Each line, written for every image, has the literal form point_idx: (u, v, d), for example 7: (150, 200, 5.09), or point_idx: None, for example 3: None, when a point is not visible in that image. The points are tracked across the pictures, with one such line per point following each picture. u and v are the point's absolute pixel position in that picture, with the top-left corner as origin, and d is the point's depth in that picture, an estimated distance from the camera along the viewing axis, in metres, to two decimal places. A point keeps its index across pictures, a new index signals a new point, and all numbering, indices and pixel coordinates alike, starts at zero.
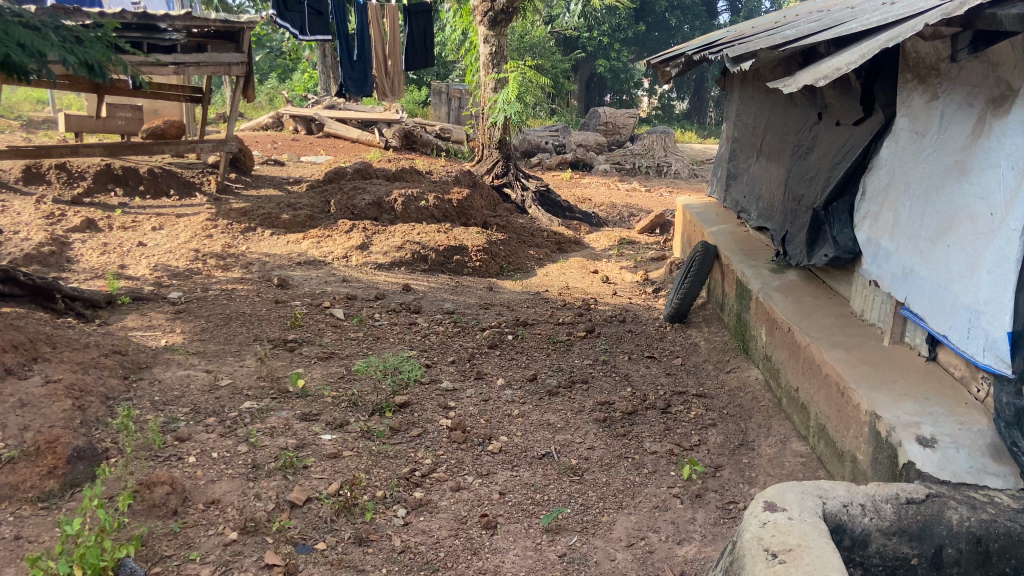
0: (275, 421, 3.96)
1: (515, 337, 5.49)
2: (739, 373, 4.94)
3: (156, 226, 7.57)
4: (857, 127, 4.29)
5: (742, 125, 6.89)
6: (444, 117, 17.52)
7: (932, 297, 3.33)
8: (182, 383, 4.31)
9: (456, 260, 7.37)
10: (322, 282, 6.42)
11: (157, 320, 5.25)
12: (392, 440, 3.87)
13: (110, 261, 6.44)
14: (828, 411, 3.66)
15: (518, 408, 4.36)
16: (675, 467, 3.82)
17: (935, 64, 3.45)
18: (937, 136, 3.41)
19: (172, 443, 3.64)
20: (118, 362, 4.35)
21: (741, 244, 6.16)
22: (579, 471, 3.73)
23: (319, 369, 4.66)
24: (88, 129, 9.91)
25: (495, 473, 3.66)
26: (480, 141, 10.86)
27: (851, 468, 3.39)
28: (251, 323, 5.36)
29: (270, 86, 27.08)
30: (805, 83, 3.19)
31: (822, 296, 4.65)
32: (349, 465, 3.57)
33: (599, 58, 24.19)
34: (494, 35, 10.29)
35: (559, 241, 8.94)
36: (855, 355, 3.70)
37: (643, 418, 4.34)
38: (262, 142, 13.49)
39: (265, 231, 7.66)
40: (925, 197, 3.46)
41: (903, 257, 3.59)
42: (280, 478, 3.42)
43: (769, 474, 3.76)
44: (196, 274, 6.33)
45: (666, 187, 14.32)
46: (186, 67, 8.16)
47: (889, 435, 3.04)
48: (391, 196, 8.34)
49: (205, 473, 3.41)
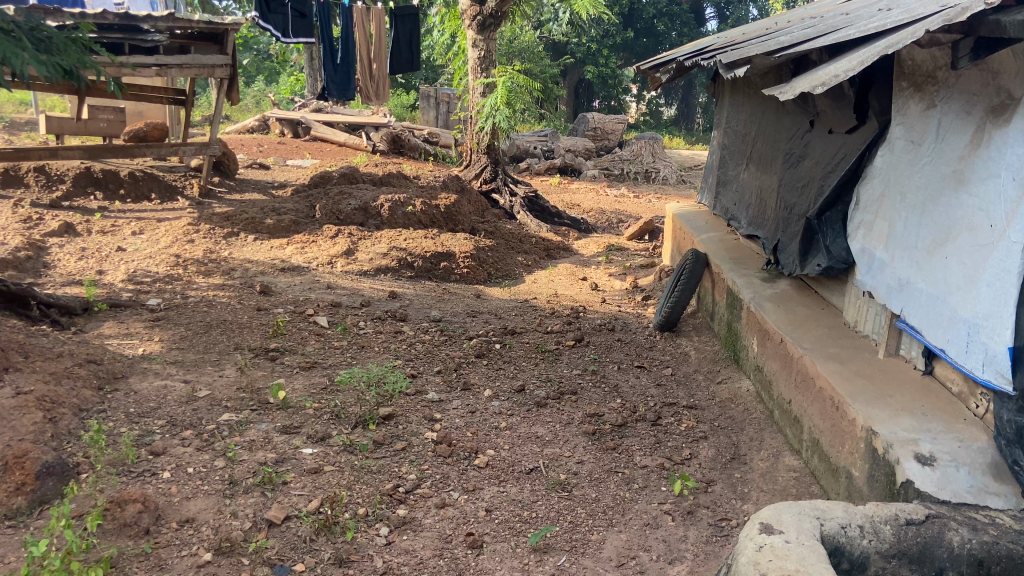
0: (254, 433, 3.84)
1: (503, 347, 5.39)
2: (730, 384, 4.86)
3: (137, 230, 7.43)
4: (850, 134, 4.23)
5: (733, 131, 6.83)
6: (432, 122, 17.43)
7: (929, 310, 3.26)
8: (159, 394, 4.18)
9: (443, 266, 7.26)
10: (307, 289, 6.29)
11: (135, 327, 5.11)
12: (376, 454, 3.75)
13: (89, 267, 6.29)
14: (822, 425, 3.59)
15: (506, 420, 4.25)
16: (666, 482, 3.73)
17: (932, 72, 3.40)
18: (934, 145, 3.35)
19: (146, 458, 3.51)
20: (93, 372, 4.22)
21: (732, 252, 6.09)
22: (568, 486, 3.63)
23: (302, 379, 4.54)
24: (68, 131, 9.73)
25: (482, 488, 3.55)
26: (467, 146, 10.76)
27: (846, 485, 3.31)
28: (232, 331, 5.23)
29: (257, 89, 26.91)
30: (801, 89, 3.12)
31: (815, 306, 4.58)
32: (330, 481, 3.45)
33: (587, 64, 24.17)
34: (483, 40, 10.22)
35: (547, 247, 8.86)
36: (849, 367, 3.62)
37: (632, 430, 4.25)
38: (248, 145, 13.34)
39: (249, 237, 7.52)
40: (922, 207, 3.40)
41: (898, 268, 3.52)
42: (258, 494, 3.30)
43: (762, 490, 3.67)
44: (176, 280, 6.19)
45: (655, 193, 14.27)
46: (169, 68, 8.01)
47: (887, 452, 2.97)
48: (378, 201, 8.22)
49: (180, 490, 3.28)
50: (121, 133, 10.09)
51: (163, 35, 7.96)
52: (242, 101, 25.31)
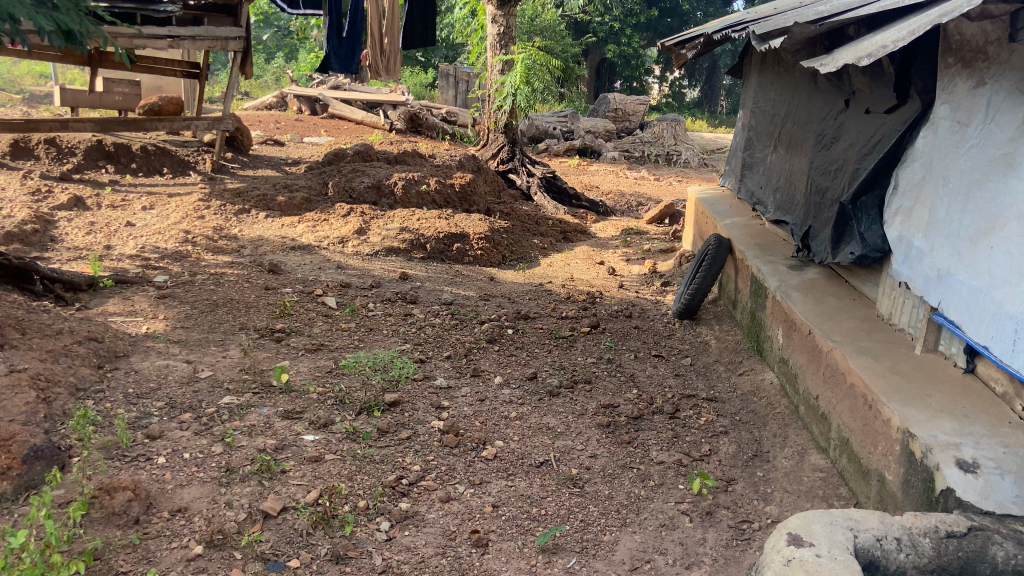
0: (255, 418, 3.69)
1: (516, 332, 5.21)
2: (752, 376, 4.64)
3: (147, 206, 7.28)
4: (889, 115, 3.96)
5: (760, 112, 6.57)
6: (451, 101, 17.22)
7: (971, 303, 3.04)
8: (160, 374, 4.05)
9: (456, 247, 7.07)
10: (316, 268, 6.13)
11: (140, 304, 4.98)
12: (380, 443, 3.59)
13: (96, 241, 6.17)
14: (852, 424, 3.37)
15: (516, 409, 4.08)
16: (685, 480, 3.53)
17: (982, 47, 3.11)
18: (982, 126, 3.09)
19: (142, 442, 3.38)
20: (92, 351, 4.09)
21: (757, 238, 5.85)
22: (580, 482, 3.45)
23: (306, 362, 4.38)
24: (83, 103, 9.64)
25: (489, 482, 3.38)
26: (485, 125, 10.53)
27: (877, 488, 3.10)
28: (238, 309, 5.09)
29: (276, 65, 26.79)
30: (844, 62, 2.95)
31: (845, 297, 4.35)
32: (331, 471, 3.29)
33: (609, 43, 23.73)
34: (503, 15, 9.93)
35: (564, 229, 8.63)
36: (883, 363, 3.40)
37: (649, 423, 4.06)
38: (264, 122, 13.20)
39: (260, 214, 7.37)
40: (965, 193, 3.16)
41: (937, 258, 3.29)
42: (255, 483, 3.15)
43: (785, 490, 3.46)
44: (184, 257, 6.06)
45: (676, 176, 13.95)
46: (182, 40, 7.84)
47: (925, 456, 2.74)
48: (391, 179, 8.03)
49: (174, 477, 3.14)
50: (135, 107, 9.97)
51: (176, 5, 7.69)
52: (261, 78, 25.18)
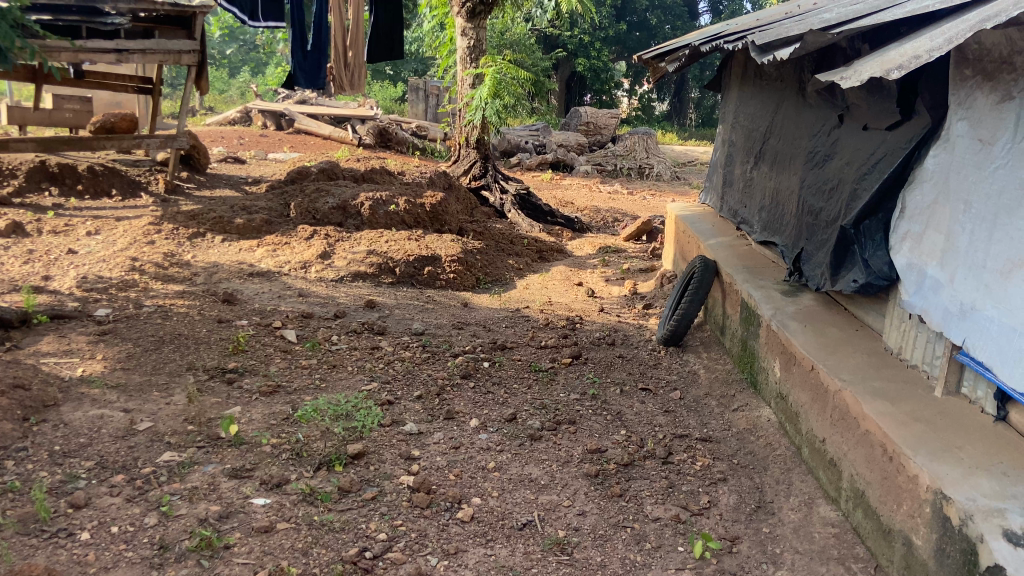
0: (197, 478, 3.25)
1: (492, 365, 4.82)
2: (747, 412, 4.29)
3: (92, 231, 6.78)
4: (891, 132, 3.64)
5: (741, 127, 6.28)
6: (420, 115, 16.85)
7: (1002, 342, 2.71)
8: (94, 426, 3.58)
9: (427, 271, 6.68)
10: (275, 297, 5.70)
11: (77, 343, 4.49)
12: (340, 505, 3.17)
13: (34, 271, 5.67)
14: (868, 476, 3.03)
15: (494, 458, 3.69)
16: (684, 541, 3.16)
17: (1007, 57, 2.79)
18: (1009, 146, 2.78)
19: (65, 513, 2.92)
20: (16, 402, 3.60)
21: (744, 260, 5.54)
22: (568, 547, 3.07)
23: (260, 408, 3.94)
24: (30, 121, 9.09)
25: (465, 551, 2.98)
26: (455, 140, 10.16)
27: (903, 552, 2.76)
28: (187, 347, 4.62)
29: (241, 80, 26.24)
30: (869, 74, 2.69)
31: (848, 328, 4.03)
32: (282, 545, 2.87)
33: (579, 56, 23.55)
34: (473, 28, 9.59)
35: (540, 248, 8.27)
36: (901, 407, 3.06)
37: (640, 470, 3.70)
38: (226, 138, 12.70)
39: (215, 237, 6.91)
40: (991, 219, 2.84)
41: (958, 290, 2.97)
42: (193, 564, 2.72)
43: (796, 551, 3.10)
44: (130, 287, 5.57)
45: (650, 190, 13.71)
46: (131, 54, 7.33)
47: (965, 525, 2.41)
48: (357, 199, 7.61)
49: (98, 558, 2.70)
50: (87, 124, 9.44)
51: (125, 17, 7.19)
52: (226, 94, 24.60)
